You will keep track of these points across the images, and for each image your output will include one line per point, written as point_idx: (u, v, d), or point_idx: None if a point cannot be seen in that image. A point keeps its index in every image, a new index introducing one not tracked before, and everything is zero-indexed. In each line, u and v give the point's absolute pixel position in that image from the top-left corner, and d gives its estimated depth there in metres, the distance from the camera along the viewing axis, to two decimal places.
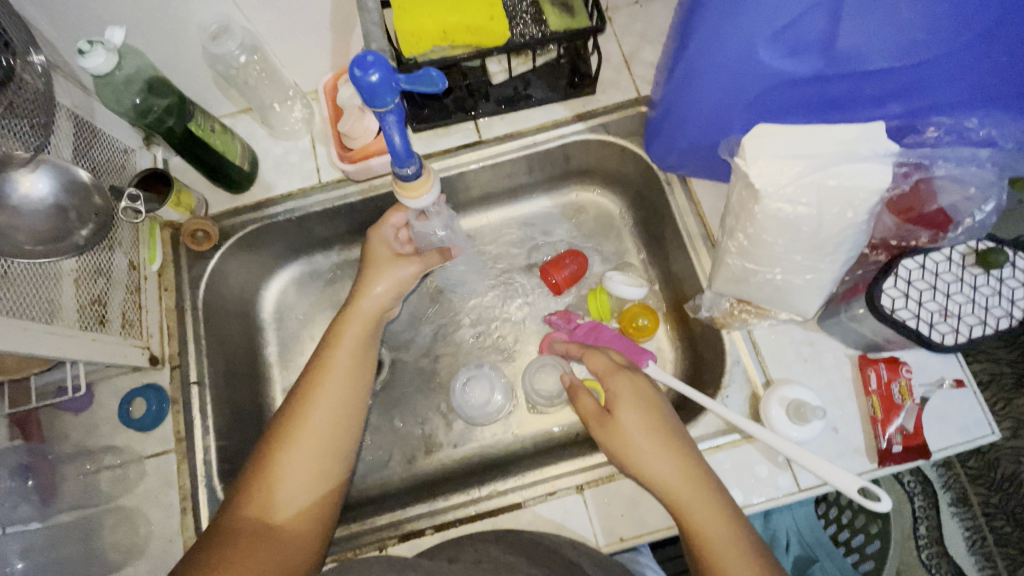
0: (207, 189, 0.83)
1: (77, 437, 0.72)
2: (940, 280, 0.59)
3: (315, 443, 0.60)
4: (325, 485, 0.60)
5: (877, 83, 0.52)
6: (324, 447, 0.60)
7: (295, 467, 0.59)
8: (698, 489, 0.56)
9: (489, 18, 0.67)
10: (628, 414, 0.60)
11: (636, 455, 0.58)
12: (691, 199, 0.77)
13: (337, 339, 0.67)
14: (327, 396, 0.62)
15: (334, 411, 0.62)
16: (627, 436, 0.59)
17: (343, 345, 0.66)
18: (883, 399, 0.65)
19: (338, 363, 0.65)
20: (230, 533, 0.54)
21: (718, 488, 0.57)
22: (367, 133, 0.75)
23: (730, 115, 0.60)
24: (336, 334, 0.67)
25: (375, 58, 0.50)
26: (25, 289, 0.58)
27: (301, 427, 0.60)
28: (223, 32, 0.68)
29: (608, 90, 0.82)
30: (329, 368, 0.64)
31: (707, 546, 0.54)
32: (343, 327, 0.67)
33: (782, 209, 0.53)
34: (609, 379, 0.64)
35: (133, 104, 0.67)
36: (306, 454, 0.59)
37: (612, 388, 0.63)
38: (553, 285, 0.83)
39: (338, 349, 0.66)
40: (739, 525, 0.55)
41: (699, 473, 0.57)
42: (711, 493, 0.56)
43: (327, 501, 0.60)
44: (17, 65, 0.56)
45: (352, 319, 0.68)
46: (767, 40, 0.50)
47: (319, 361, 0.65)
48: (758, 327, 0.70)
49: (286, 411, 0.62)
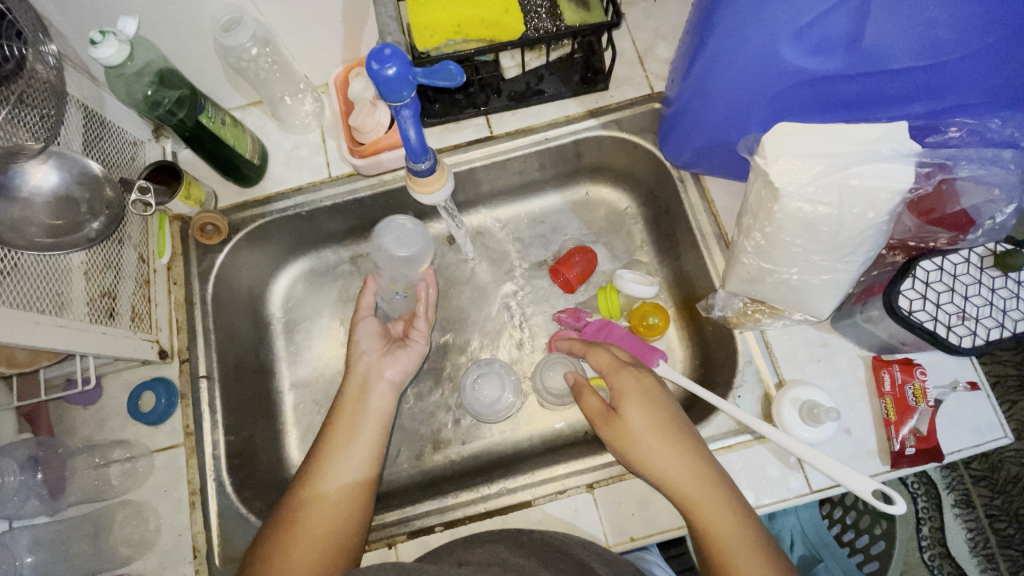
0: (217, 182, 0.82)
1: (87, 430, 0.72)
2: (958, 282, 0.58)
3: (326, 505, 0.60)
4: (331, 535, 0.58)
5: (901, 82, 0.51)
6: (334, 513, 0.60)
7: (309, 537, 0.58)
8: (708, 489, 0.56)
9: (504, 11, 0.66)
10: (635, 414, 0.59)
11: (645, 455, 0.57)
12: (705, 197, 0.76)
13: (334, 418, 0.68)
14: (335, 467, 0.63)
15: (343, 481, 0.62)
16: (635, 437, 0.58)
17: (344, 424, 0.67)
18: (897, 402, 0.65)
19: (341, 440, 0.66)
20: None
21: (727, 484, 0.57)
22: (378, 128, 0.74)
23: (748, 113, 0.59)
24: (337, 408, 0.69)
25: (393, 51, 0.49)
26: (35, 282, 0.57)
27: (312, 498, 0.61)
28: (234, 24, 0.67)
29: (621, 86, 0.81)
30: (336, 442, 0.65)
31: (722, 551, 0.53)
32: (343, 407, 0.69)
33: (801, 209, 0.52)
34: (615, 377, 0.63)
35: (145, 96, 0.66)
36: (314, 522, 0.59)
37: (618, 386, 0.62)
38: (564, 283, 0.84)
39: (337, 424, 0.67)
40: (751, 523, 0.55)
41: (709, 472, 0.57)
42: (723, 493, 0.56)
43: (340, 543, 0.59)
44: (29, 54, 0.55)
45: (352, 396, 0.69)
46: (790, 37, 0.49)
47: (323, 437, 0.66)
48: (771, 327, 0.70)
49: (293, 487, 0.62)
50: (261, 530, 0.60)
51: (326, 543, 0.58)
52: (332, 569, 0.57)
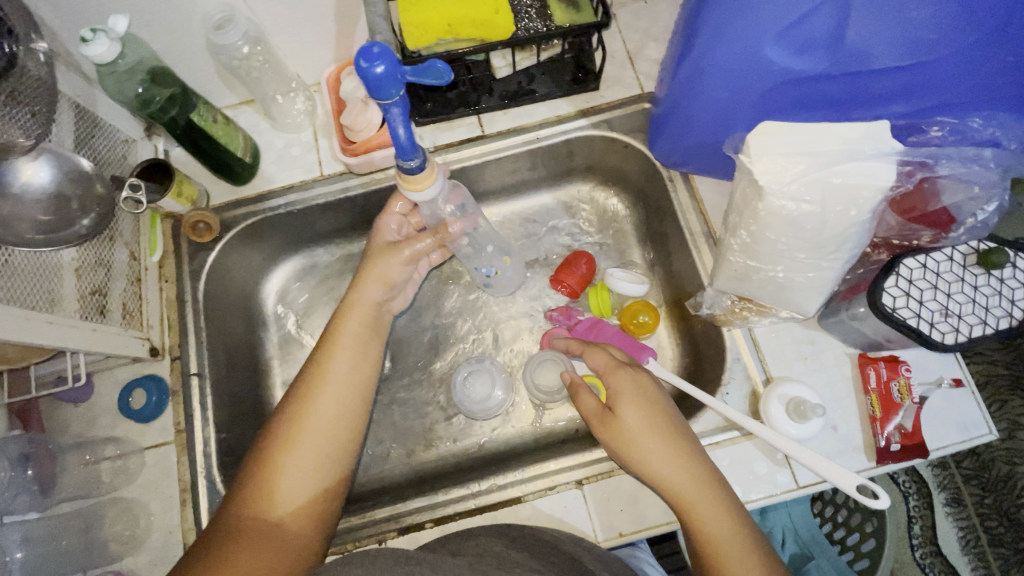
0: (208, 180, 0.82)
1: (78, 428, 0.72)
2: (941, 279, 0.59)
3: (319, 446, 0.60)
4: (322, 487, 0.59)
5: (883, 82, 0.52)
6: (325, 440, 0.60)
7: (298, 464, 0.58)
8: (704, 490, 0.56)
9: (495, 12, 0.66)
10: (631, 413, 0.59)
11: (639, 454, 0.58)
12: (694, 196, 0.77)
13: (332, 349, 0.65)
14: (328, 398, 0.62)
15: (337, 414, 0.62)
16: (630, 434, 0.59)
17: (341, 344, 0.66)
18: (882, 398, 0.66)
19: (337, 371, 0.64)
20: (231, 531, 0.53)
21: (723, 489, 0.57)
22: (370, 126, 0.75)
23: (735, 112, 0.60)
24: (334, 333, 0.67)
25: (381, 50, 0.49)
26: (25, 279, 0.57)
27: (304, 430, 0.60)
28: (226, 23, 0.67)
29: (611, 86, 0.82)
30: (331, 365, 0.64)
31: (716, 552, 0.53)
32: (345, 326, 0.67)
33: (786, 207, 0.53)
34: (611, 378, 0.64)
35: (136, 94, 0.66)
36: (307, 447, 0.59)
37: (614, 387, 0.63)
38: (568, 290, 0.84)
39: (337, 354, 0.65)
40: (746, 526, 0.55)
41: (704, 473, 0.57)
42: (718, 495, 0.56)
43: (326, 502, 0.60)
44: (20, 52, 0.56)
45: (357, 323, 0.68)
46: (774, 38, 0.50)
47: (318, 361, 0.65)
48: (758, 325, 0.70)
49: (286, 404, 0.61)
50: (245, 465, 0.59)
51: (315, 500, 0.59)
52: (313, 505, 0.58)
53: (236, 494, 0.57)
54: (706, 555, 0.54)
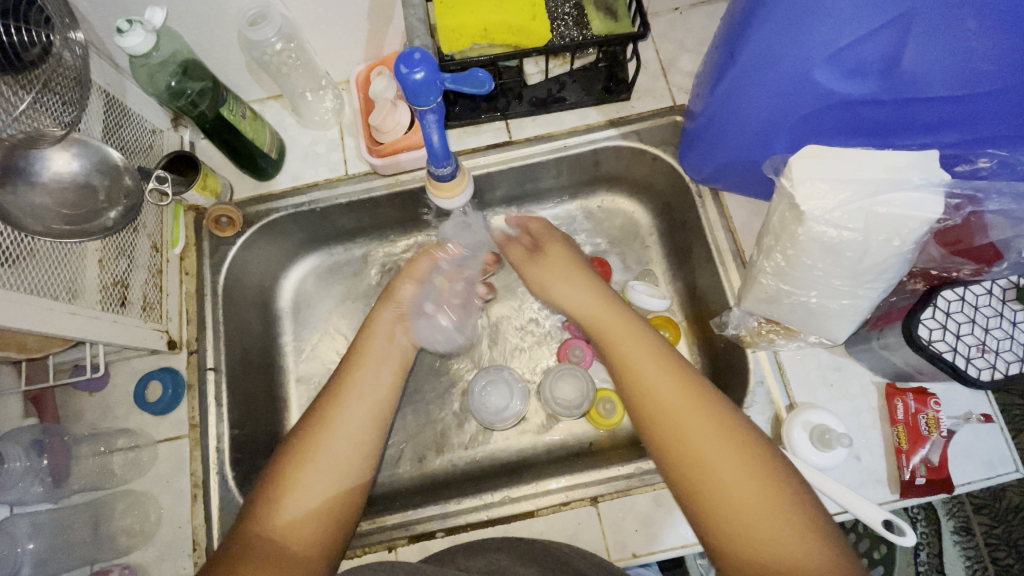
0: (233, 175, 0.82)
1: (92, 417, 0.72)
2: (979, 314, 0.57)
3: (338, 456, 0.59)
4: (338, 500, 0.58)
5: (933, 111, 0.50)
6: (343, 454, 0.60)
7: (310, 481, 0.57)
8: (616, 317, 0.67)
9: (532, 18, 0.65)
10: (552, 252, 0.80)
11: (553, 284, 0.77)
12: (723, 213, 0.75)
13: (354, 376, 0.65)
14: (353, 413, 0.62)
15: (361, 422, 0.62)
16: (553, 275, 0.77)
17: (365, 365, 0.67)
18: (910, 430, 0.64)
19: (364, 381, 0.65)
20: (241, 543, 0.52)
21: (642, 321, 0.67)
22: (398, 128, 0.74)
23: (775, 132, 0.59)
24: (359, 351, 0.69)
25: (422, 56, 0.48)
26: (49, 268, 0.57)
27: (316, 457, 0.58)
28: (261, 19, 0.67)
29: (643, 97, 0.81)
30: (356, 380, 0.65)
31: (621, 355, 0.63)
32: (369, 348, 0.69)
33: (826, 234, 0.51)
34: (541, 234, 0.84)
35: (167, 86, 0.66)
36: (327, 457, 0.59)
37: (541, 240, 0.83)
38: None
39: (361, 367, 0.67)
40: (658, 345, 0.62)
41: (621, 308, 0.69)
42: (632, 322, 0.66)
43: (338, 520, 0.57)
44: (56, 41, 0.56)
45: (378, 343, 0.70)
46: (824, 60, 0.48)
47: (343, 376, 0.66)
48: (784, 348, 0.69)
49: (310, 415, 0.62)
50: (257, 487, 0.58)
51: (326, 523, 0.56)
52: (320, 524, 0.56)
53: (249, 510, 0.56)
54: (614, 363, 0.63)
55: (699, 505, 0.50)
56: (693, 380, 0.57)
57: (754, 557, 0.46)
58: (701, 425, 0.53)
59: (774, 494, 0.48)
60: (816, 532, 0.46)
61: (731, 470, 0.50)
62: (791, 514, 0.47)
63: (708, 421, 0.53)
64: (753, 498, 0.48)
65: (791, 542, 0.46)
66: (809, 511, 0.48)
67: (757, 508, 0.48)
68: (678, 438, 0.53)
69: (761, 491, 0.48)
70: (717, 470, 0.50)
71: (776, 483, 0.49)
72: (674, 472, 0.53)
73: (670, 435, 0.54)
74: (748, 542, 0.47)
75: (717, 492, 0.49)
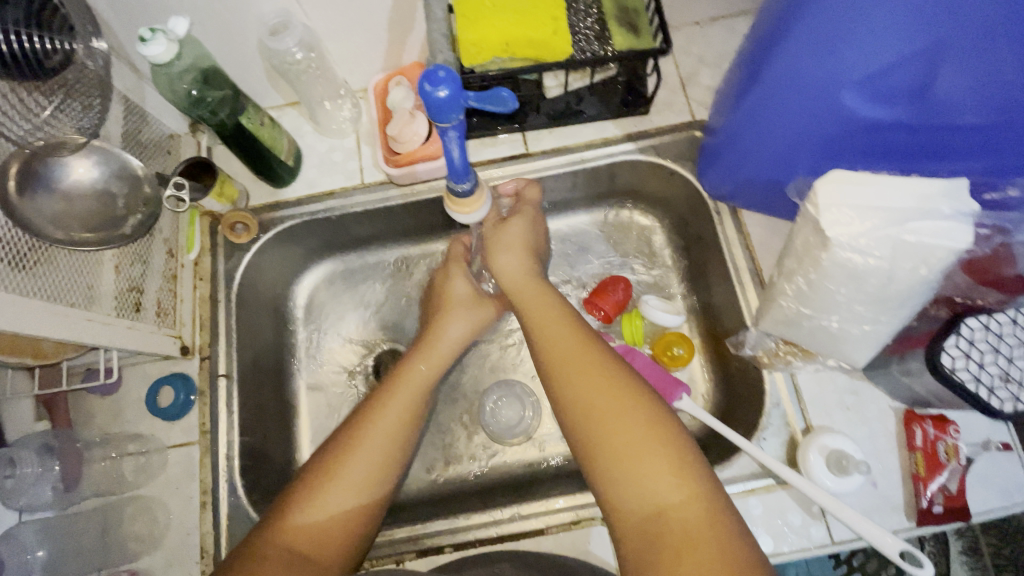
0: (249, 181, 0.82)
1: (103, 421, 0.71)
2: (1003, 343, 0.57)
3: (372, 479, 0.58)
4: (359, 525, 0.56)
5: (963, 137, 0.50)
6: (377, 476, 0.58)
7: (340, 501, 0.55)
8: (531, 287, 0.67)
9: (553, 33, 0.65)
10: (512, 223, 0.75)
11: (496, 254, 0.73)
12: (741, 231, 0.75)
13: (397, 387, 0.64)
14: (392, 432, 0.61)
15: (398, 444, 0.61)
16: (501, 242, 0.73)
17: (411, 382, 0.65)
18: (928, 457, 0.63)
19: (405, 401, 0.63)
20: (265, 543, 0.51)
21: (552, 286, 0.67)
22: (415, 139, 0.74)
23: (798, 153, 0.58)
24: (403, 368, 0.67)
25: (446, 74, 0.47)
26: (65, 274, 0.58)
27: (346, 468, 0.57)
28: (283, 28, 0.67)
29: (662, 111, 0.80)
30: (398, 395, 0.64)
31: (535, 326, 0.62)
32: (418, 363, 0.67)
33: (851, 260, 0.50)
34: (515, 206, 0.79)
35: (188, 93, 0.65)
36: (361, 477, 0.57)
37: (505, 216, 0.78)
38: (602, 315, 0.82)
39: (404, 384, 0.65)
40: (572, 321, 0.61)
41: (538, 278, 0.69)
42: (546, 291, 0.66)
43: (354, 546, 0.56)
44: (79, 49, 0.57)
45: (428, 362, 0.68)
46: (853, 84, 0.48)
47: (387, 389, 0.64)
48: (801, 370, 0.68)
49: (349, 429, 0.61)
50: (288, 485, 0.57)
51: (348, 533, 0.55)
52: (339, 548, 0.54)
53: (276, 506, 0.55)
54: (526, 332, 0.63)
55: (592, 462, 0.50)
56: (593, 343, 0.57)
57: (635, 503, 0.46)
58: (600, 396, 0.52)
59: (664, 444, 0.48)
60: (700, 479, 0.46)
61: (621, 424, 0.49)
62: (675, 462, 0.47)
63: (602, 381, 0.53)
64: (639, 450, 0.48)
65: (673, 491, 0.45)
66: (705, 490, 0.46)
67: (643, 459, 0.47)
68: (568, 387, 0.54)
69: (641, 432, 0.48)
70: (607, 426, 0.50)
71: (665, 433, 0.49)
72: (572, 431, 0.52)
73: (567, 396, 0.54)
74: (635, 494, 0.46)
75: (607, 446, 0.49)
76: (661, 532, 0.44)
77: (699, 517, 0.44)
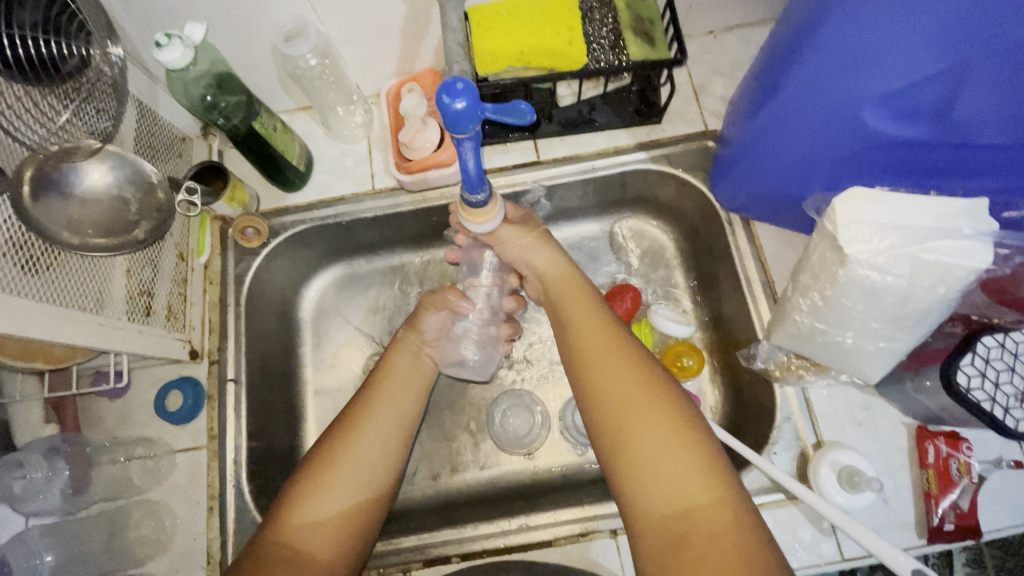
0: (260, 185, 0.82)
1: (112, 424, 0.72)
2: (1020, 362, 0.55)
3: (364, 473, 0.57)
4: (357, 517, 0.56)
5: (984, 156, 0.49)
6: (370, 470, 0.58)
7: (334, 494, 0.55)
8: (567, 281, 0.66)
9: (568, 42, 0.65)
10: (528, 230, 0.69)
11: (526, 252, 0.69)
12: (753, 242, 0.75)
13: (373, 396, 0.63)
14: (379, 425, 0.61)
15: (388, 435, 0.61)
16: (519, 243, 0.68)
17: (394, 380, 0.65)
18: (941, 475, 0.63)
19: (390, 396, 0.63)
20: (258, 560, 0.50)
21: (586, 277, 0.67)
22: (427, 146, 0.74)
23: (815, 168, 0.58)
24: (384, 366, 0.67)
25: (464, 85, 0.46)
26: (76, 279, 0.57)
27: (331, 481, 0.55)
28: (297, 34, 0.66)
29: (674, 121, 0.80)
30: (383, 390, 0.64)
31: (569, 319, 0.61)
32: (399, 359, 0.68)
33: (868, 277, 0.50)
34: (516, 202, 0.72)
35: (202, 99, 0.66)
36: (355, 470, 0.57)
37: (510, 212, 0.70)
38: None
39: (390, 380, 0.65)
40: (607, 314, 0.60)
41: (573, 270, 0.67)
42: (581, 285, 0.65)
43: (354, 538, 0.55)
44: (95, 54, 0.56)
45: (409, 357, 0.69)
46: (874, 102, 0.48)
47: (371, 386, 0.64)
48: (813, 385, 0.68)
49: (338, 423, 0.61)
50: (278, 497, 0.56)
51: (338, 544, 0.54)
52: (339, 540, 0.54)
53: (267, 521, 0.54)
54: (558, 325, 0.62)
55: (619, 458, 0.49)
56: (628, 341, 0.57)
57: (664, 505, 0.46)
58: (636, 393, 0.51)
59: (694, 447, 0.48)
60: (727, 484, 0.46)
61: (653, 423, 0.49)
62: (704, 466, 0.47)
63: (636, 379, 0.52)
64: (669, 451, 0.47)
65: (700, 492, 0.46)
66: (733, 497, 0.46)
67: (673, 460, 0.47)
68: (601, 385, 0.53)
69: (674, 433, 0.48)
70: (637, 422, 0.50)
71: (696, 437, 0.48)
72: (600, 426, 0.52)
73: (598, 391, 0.53)
74: (662, 493, 0.46)
75: (636, 445, 0.49)
76: (687, 533, 0.44)
77: (725, 521, 0.44)
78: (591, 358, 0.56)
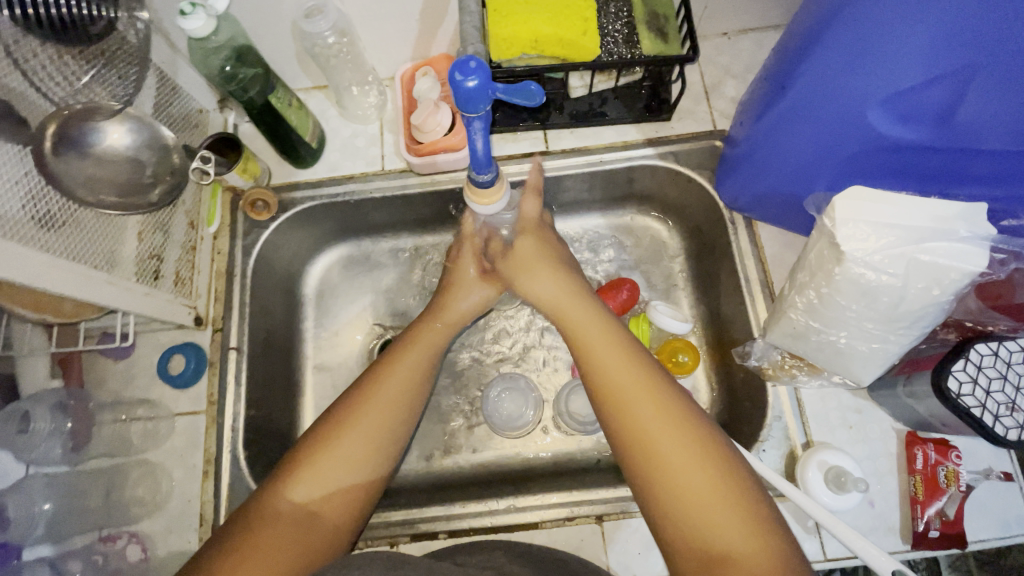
0: (272, 160, 0.83)
1: (115, 385, 0.73)
2: (1012, 370, 0.56)
3: (367, 445, 0.57)
4: (360, 483, 0.56)
5: (984, 163, 0.50)
6: (373, 440, 0.58)
7: (343, 454, 0.56)
8: (573, 304, 0.63)
9: (582, 32, 0.66)
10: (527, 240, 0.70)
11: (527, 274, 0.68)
12: (754, 243, 0.75)
13: (381, 373, 0.63)
14: (388, 398, 0.60)
15: (396, 403, 0.61)
16: (523, 266, 0.69)
17: (410, 352, 0.65)
18: (927, 481, 0.63)
19: (402, 370, 0.63)
20: (262, 520, 0.51)
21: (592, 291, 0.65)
22: (438, 129, 0.75)
23: (818, 168, 0.58)
24: (409, 340, 0.67)
25: (477, 64, 0.47)
26: (90, 236, 0.59)
27: (338, 446, 0.56)
28: (317, 11, 0.67)
29: (684, 119, 0.81)
30: (394, 366, 0.63)
31: (585, 347, 0.59)
32: (422, 332, 0.68)
33: (864, 276, 0.51)
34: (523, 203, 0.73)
35: (221, 70, 0.67)
36: (355, 445, 0.57)
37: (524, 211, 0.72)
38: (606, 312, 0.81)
39: (409, 351, 0.65)
40: (624, 341, 0.58)
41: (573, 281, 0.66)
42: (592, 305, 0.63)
43: (359, 502, 0.57)
44: (120, 18, 0.57)
45: (432, 328, 0.69)
46: (879, 102, 0.48)
47: (385, 363, 0.64)
48: (805, 386, 0.68)
49: (352, 393, 0.61)
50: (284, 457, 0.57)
51: (342, 503, 0.55)
52: (344, 505, 0.55)
53: (274, 474, 0.55)
54: (576, 353, 0.60)
55: (651, 499, 0.48)
56: (650, 373, 0.55)
57: (698, 547, 0.45)
58: (664, 432, 0.50)
59: (726, 490, 0.46)
60: (763, 527, 0.45)
61: (682, 465, 0.48)
62: (738, 507, 0.45)
63: (661, 416, 0.51)
64: (701, 495, 0.46)
65: (735, 534, 0.44)
66: (769, 535, 0.44)
67: (707, 504, 0.46)
68: (626, 423, 0.52)
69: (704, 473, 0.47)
70: (666, 463, 0.48)
71: (728, 479, 0.47)
72: (629, 464, 0.51)
73: (627, 431, 0.51)
74: (693, 535, 0.45)
75: (668, 488, 0.47)
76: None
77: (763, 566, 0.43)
78: (614, 393, 0.54)
